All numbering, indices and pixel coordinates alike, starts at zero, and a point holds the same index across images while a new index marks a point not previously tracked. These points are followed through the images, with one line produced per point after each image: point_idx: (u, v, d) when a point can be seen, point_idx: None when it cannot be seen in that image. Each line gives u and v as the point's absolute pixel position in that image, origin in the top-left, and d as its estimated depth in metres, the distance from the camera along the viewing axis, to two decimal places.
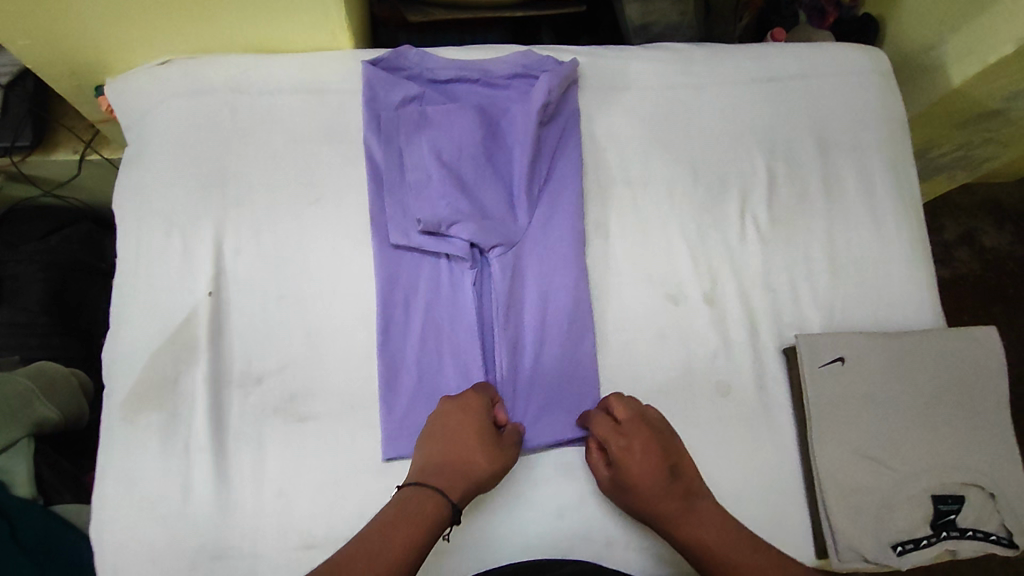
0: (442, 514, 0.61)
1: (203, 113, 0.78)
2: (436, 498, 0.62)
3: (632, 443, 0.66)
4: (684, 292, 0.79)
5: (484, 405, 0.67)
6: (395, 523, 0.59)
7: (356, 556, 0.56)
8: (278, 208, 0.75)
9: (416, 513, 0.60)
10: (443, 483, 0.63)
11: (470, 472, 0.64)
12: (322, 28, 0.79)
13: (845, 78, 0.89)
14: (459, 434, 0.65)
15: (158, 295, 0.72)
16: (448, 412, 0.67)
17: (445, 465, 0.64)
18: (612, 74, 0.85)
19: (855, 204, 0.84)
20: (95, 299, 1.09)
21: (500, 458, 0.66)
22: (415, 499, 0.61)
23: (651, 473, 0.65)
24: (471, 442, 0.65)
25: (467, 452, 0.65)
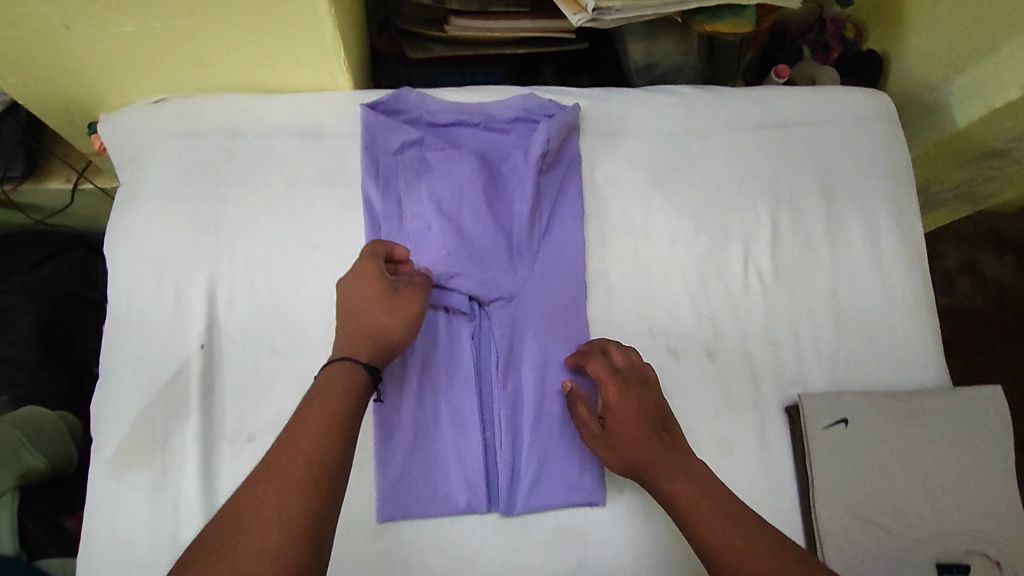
0: (357, 377, 0.57)
1: (197, 157, 0.76)
2: (351, 368, 0.57)
3: (629, 390, 0.66)
4: (685, 345, 0.78)
5: (383, 279, 0.64)
6: (307, 422, 0.51)
7: (269, 472, 0.48)
8: (273, 257, 0.73)
9: (327, 392, 0.55)
10: (349, 346, 0.60)
11: (379, 334, 0.61)
12: (320, 70, 0.77)
13: (850, 124, 0.87)
14: (358, 297, 0.62)
15: (149, 347, 0.70)
16: (346, 292, 0.64)
17: (349, 329, 0.61)
18: (615, 118, 0.83)
19: (859, 255, 0.84)
20: (86, 331, 1.07)
21: (401, 303, 0.63)
22: (324, 387, 0.55)
23: (639, 417, 0.64)
24: (369, 299, 0.62)
25: (371, 310, 0.62)
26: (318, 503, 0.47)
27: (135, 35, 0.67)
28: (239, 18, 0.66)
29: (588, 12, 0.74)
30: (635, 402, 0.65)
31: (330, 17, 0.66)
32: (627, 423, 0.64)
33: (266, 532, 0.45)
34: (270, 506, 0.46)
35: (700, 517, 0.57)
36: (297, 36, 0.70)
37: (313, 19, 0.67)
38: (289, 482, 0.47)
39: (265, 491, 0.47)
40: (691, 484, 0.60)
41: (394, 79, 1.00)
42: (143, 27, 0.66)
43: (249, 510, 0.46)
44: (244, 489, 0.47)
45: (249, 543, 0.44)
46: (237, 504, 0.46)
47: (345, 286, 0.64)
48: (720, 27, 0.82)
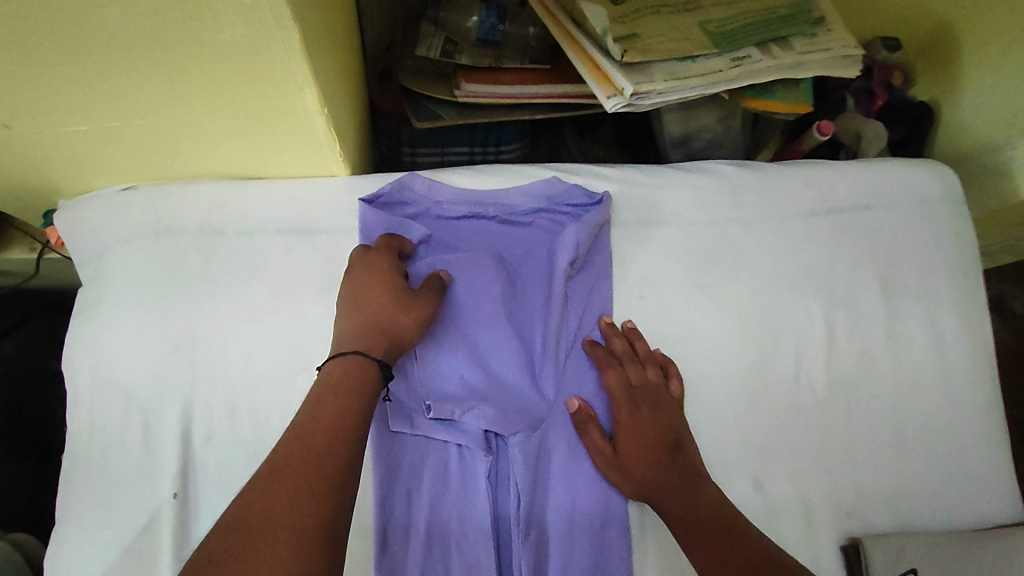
0: (370, 374, 0.54)
1: (169, 261, 0.65)
2: (366, 366, 0.54)
3: (638, 408, 0.65)
4: (727, 472, 0.68)
5: (399, 275, 0.61)
6: (318, 427, 0.49)
7: (276, 478, 0.46)
8: (258, 382, 0.63)
9: (333, 389, 0.52)
10: (359, 341, 0.56)
11: (395, 330, 0.57)
12: (313, 160, 0.66)
13: (913, 208, 0.77)
14: (370, 293, 0.59)
15: (114, 494, 0.60)
16: (355, 284, 0.60)
17: (364, 324, 0.57)
18: (649, 204, 0.73)
19: (923, 362, 0.74)
20: (45, 409, 0.91)
21: (418, 301, 0.60)
22: (336, 382, 0.52)
23: (647, 439, 0.63)
24: (382, 292, 0.59)
25: (385, 303, 0.58)
26: (330, 513, 0.45)
27: (91, 133, 0.57)
28: (214, 115, 0.55)
29: (625, 96, 0.65)
30: (645, 417, 0.64)
31: (323, 113, 0.56)
32: (638, 442, 0.63)
33: (276, 543, 0.42)
34: (280, 515, 0.44)
35: (696, 547, 0.58)
36: (285, 130, 0.59)
37: (304, 115, 0.56)
38: (300, 497, 0.45)
39: (273, 497, 0.44)
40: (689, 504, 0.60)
41: (397, 140, 0.91)
42: (100, 126, 0.56)
43: (258, 520, 0.43)
44: (253, 497, 0.45)
45: (260, 551, 0.42)
46: (242, 517, 0.44)
47: (355, 272, 0.61)
48: (770, 104, 0.74)
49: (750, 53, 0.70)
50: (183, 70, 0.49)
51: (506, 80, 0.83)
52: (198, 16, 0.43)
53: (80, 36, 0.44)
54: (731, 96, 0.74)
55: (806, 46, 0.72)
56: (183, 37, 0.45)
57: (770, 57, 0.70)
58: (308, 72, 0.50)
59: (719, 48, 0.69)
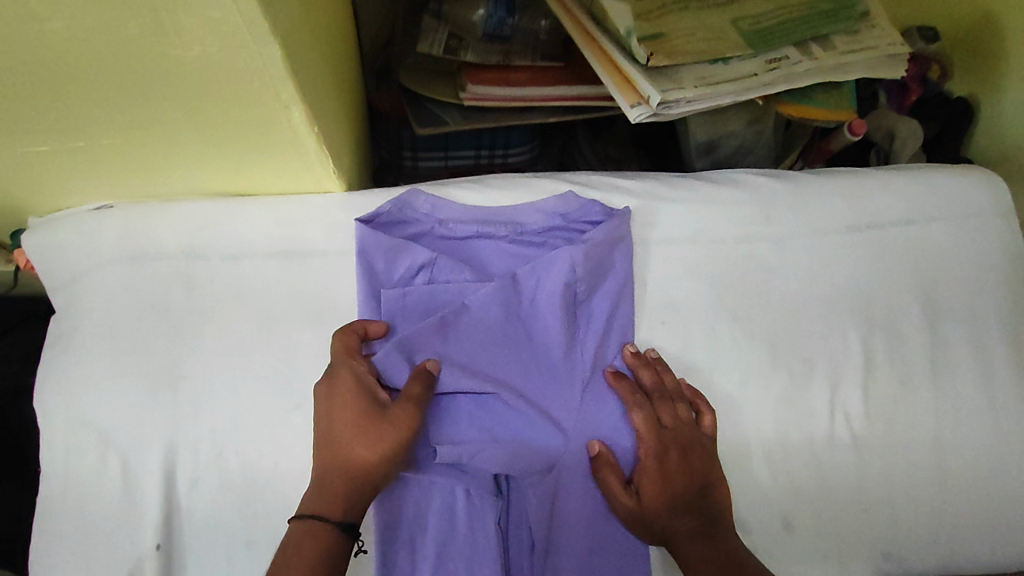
0: (329, 539, 0.51)
1: (149, 288, 0.60)
2: (326, 530, 0.51)
3: (666, 448, 0.59)
4: (757, 514, 0.63)
5: (365, 399, 0.54)
6: (302, 555, 0.50)
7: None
8: (246, 422, 0.58)
9: (299, 554, 0.50)
10: (324, 499, 0.52)
11: (363, 475, 0.53)
12: (304, 177, 0.60)
13: (959, 222, 0.70)
14: (337, 430, 0.53)
15: (93, 544, 0.55)
16: (324, 412, 0.54)
17: (329, 472, 0.53)
18: (672, 220, 0.66)
19: (969, 392, 0.67)
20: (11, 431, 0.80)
21: (388, 433, 0.53)
22: (309, 531, 0.51)
23: (669, 480, 0.58)
24: (346, 427, 0.53)
25: (352, 444, 0.53)
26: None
27: (55, 153, 0.51)
28: (189, 133, 0.49)
29: (651, 105, 0.59)
30: (669, 460, 0.59)
31: (311, 130, 0.49)
32: (659, 488, 0.58)
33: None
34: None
35: None
36: (269, 148, 0.53)
37: (291, 133, 0.50)
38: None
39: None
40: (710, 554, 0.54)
41: (398, 144, 0.85)
42: (64, 146, 0.50)
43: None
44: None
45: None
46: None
47: (323, 399, 0.54)
48: (806, 112, 0.68)
49: (787, 54, 0.64)
50: (150, 87, 0.42)
51: (513, 79, 0.76)
52: (159, 32, 0.37)
53: (26, 52, 0.38)
54: (765, 101, 0.68)
55: (847, 45, 0.66)
56: (145, 53, 0.39)
57: (809, 58, 0.64)
58: (293, 90, 0.44)
59: (754, 49, 0.63)
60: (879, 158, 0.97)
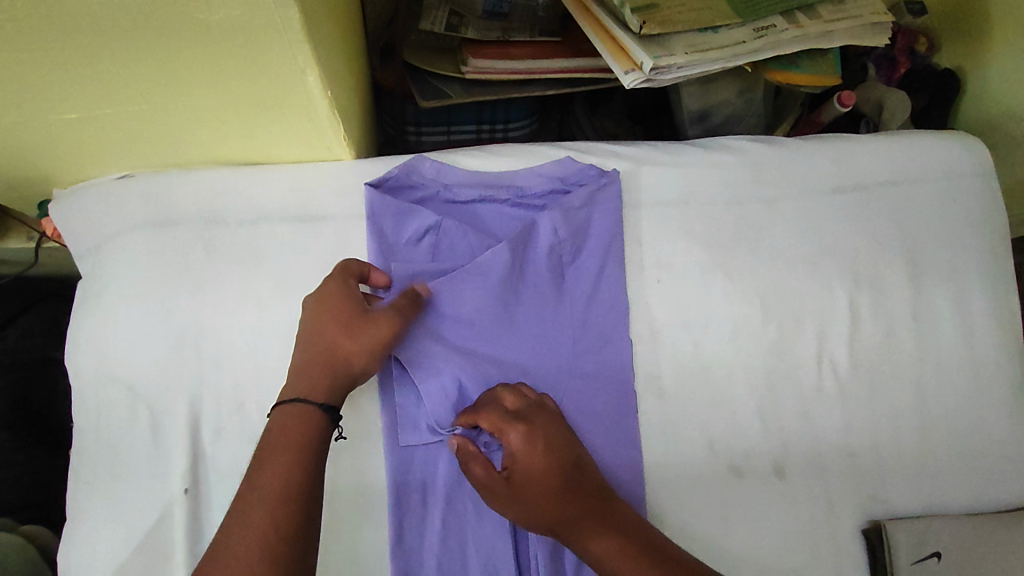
0: (308, 420, 0.52)
1: (170, 251, 0.63)
2: (302, 410, 0.53)
3: (533, 431, 0.55)
4: (749, 460, 0.66)
5: (352, 297, 0.57)
6: (288, 441, 0.51)
7: (246, 495, 0.48)
8: (265, 375, 0.61)
9: (284, 438, 0.51)
10: (306, 386, 0.54)
11: (339, 362, 0.55)
12: (314, 144, 0.63)
13: (940, 183, 0.73)
14: (321, 323, 0.56)
15: (121, 491, 0.58)
16: (308, 314, 0.57)
17: (307, 361, 0.55)
18: (666, 183, 0.70)
19: (948, 345, 0.71)
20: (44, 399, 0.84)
21: (371, 327, 0.56)
22: (295, 413, 0.52)
23: (552, 470, 0.54)
24: (330, 322, 0.56)
25: (331, 335, 0.55)
26: (297, 527, 0.47)
27: (83, 121, 0.54)
28: (208, 98, 0.52)
29: (645, 71, 0.62)
30: (556, 451, 0.55)
31: (323, 96, 0.53)
32: (524, 490, 0.54)
33: (244, 554, 0.44)
34: (249, 529, 0.46)
35: None
36: (283, 114, 0.56)
37: (306, 99, 0.54)
38: (267, 508, 0.47)
39: (243, 512, 0.47)
40: (615, 556, 0.53)
41: (403, 119, 0.88)
42: (92, 113, 0.53)
43: (227, 540, 0.45)
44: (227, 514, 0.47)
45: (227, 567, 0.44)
46: (219, 534, 0.46)
47: (309, 304, 0.57)
48: (795, 79, 0.71)
49: (776, 22, 0.67)
50: (178, 54, 0.46)
51: (513, 53, 0.80)
52: None
53: (66, 20, 0.41)
54: (755, 68, 0.71)
55: (832, 14, 0.69)
56: (174, 19, 0.42)
57: (796, 26, 0.67)
58: (309, 54, 0.47)
59: (743, 18, 0.66)
60: (868, 129, 1.00)
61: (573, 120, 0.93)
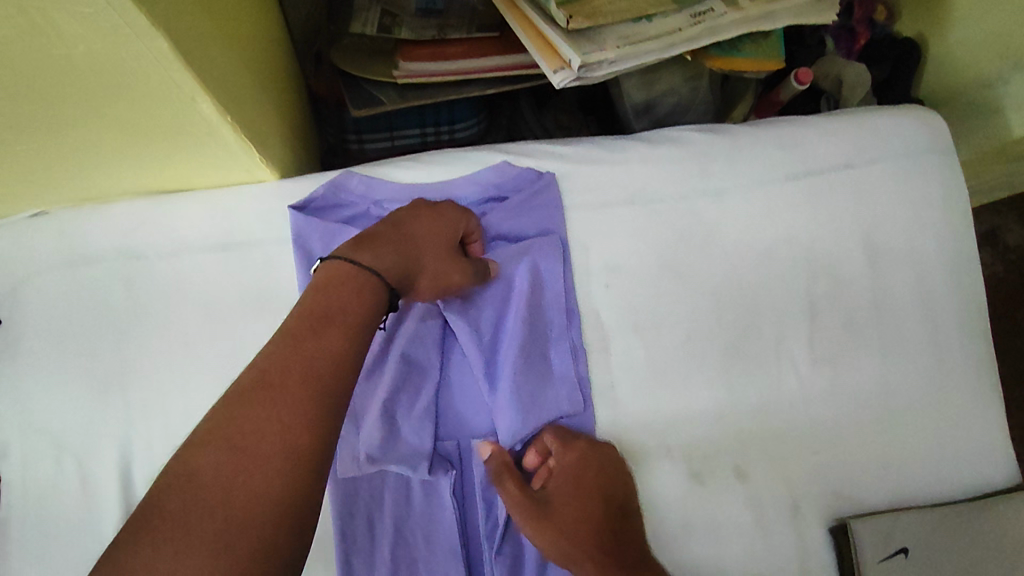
0: (367, 292, 0.50)
1: (90, 291, 0.60)
2: (358, 278, 0.51)
3: (587, 461, 0.59)
4: (709, 466, 0.64)
5: (404, 215, 0.57)
6: (288, 392, 0.43)
7: (230, 442, 0.40)
8: (197, 414, 0.59)
9: (322, 331, 0.47)
10: (379, 264, 0.52)
11: (413, 267, 0.55)
12: (232, 167, 0.59)
13: (897, 163, 0.70)
14: (407, 227, 0.56)
15: (52, 546, 0.56)
16: (416, 220, 0.57)
17: (389, 247, 0.54)
18: (608, 182, 0.67)
19: (912, 331, 0.68)
20: None
21: (452, 269, 0.57)
22: (296, 358, 0.44)
23: (583, 515, 0.58)
24: (433, 234, 0.57)
25: (420, 245, 0.56)
26: (298, 496, 0.40)
27: None
28: (98, 131, 0.48)
29: (573, 69, 0.59)
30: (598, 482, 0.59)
31: (223, 120, 0.49)
32: (559, 516, 0.58)
33: (215, 525, 0.37)
34: (224, 493, 0.38)
35: None
36: (187, 140, 0.52)
37: (206, 125, 0.50)
38: (256, 473, 0.39)
39: (220, 462, 0.39)
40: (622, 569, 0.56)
41: (342, 127, 0.85)
42: None
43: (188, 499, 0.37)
44: (182, 459, 0.39)
45: (184, 535, 0.36)
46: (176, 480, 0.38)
47: (440, 226, 0.58)
48: (738, 63, 0.68)
49: (714, 6, 0.63)
50: (50, 93, 0.42)
51: (448, 53, 0.76)
52: (38, 33, 0.36)
53: None
54: (695, 56, 0.68)
55: None
56: (33, 60, 0.38)
57: (735, 9, 0.63)
58: (193, 81, 0.44)
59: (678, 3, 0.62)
60: (830, 104, 0.96)
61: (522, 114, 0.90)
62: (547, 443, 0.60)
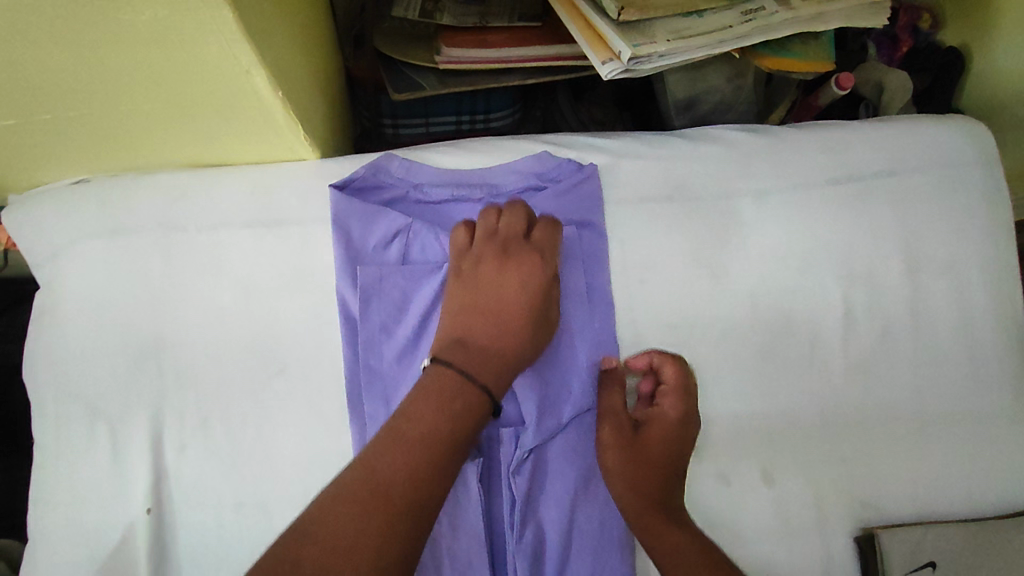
0: (474, 404, 0.53)
1: (129, 261, 0.60)
2: (473, 394, 0.53)
3: (676, 412, 0.60)
4: (736, 468, 0.63)
5: (486, 282, 0.60)
6: (415, 440, 0.49)
7: (361, 482, 0.46)
8: (230, 387, 0.59)
9: (447, 393, 0.52)
10: (482, 371, 0.55)
11: (512, 354, 0.57)
12: (276, 144, 0.60)
13: (940, 173, 0.69)
14: (496, 304, 0.59)
15: (84, 509, 0.57)
16: (495, 289, 0.60)
17: (484, 347, 0.57)
18: (648, 177, 0.66)
19: (948, 343, 0.67)
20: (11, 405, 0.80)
21: (542, 335, 0.59)
22: (425, 409, 0.51)
23: (660, 446, 0.60)
24: (521, 300, 0.59)
25: (509, 317, 0.58)
26: (410, 538, 0.45)
27: (22, 127, 0.50)
28: (151, 99, 0.49)
29: (622, 61, 0.58)
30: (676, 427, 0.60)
31: (274, 95, 0.49)
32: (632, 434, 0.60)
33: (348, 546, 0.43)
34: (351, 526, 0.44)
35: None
36: (235, 113, 0.52)
37: (257, 100, 0.50)
38: (383, 507, 0.45)
39: (356, 491, 0.46)
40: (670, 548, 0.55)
41: (378, 111, 0.85)
42: (30, 119, 0.50)
43: (328, 517, 0.44)
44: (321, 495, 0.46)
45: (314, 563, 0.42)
46: (316, 519, 0.44)
47: (515, 274, 0.60)
48: (784, 63, 0.67)
49: (765, 5, 0.63)
50: (111, 58, 0.43)
51: (489, 41, 0.75)
52: None
53: None
54: (743, 54, 0.67)
55: None
56: (99, 23, 0.39)
57: (787, 8, 0.63)
58: (251, 53, 0.44)
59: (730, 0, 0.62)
60: (868, 112, 0.95)
61: (557, 107, 0.90)
62: (668, 372, 0.61)
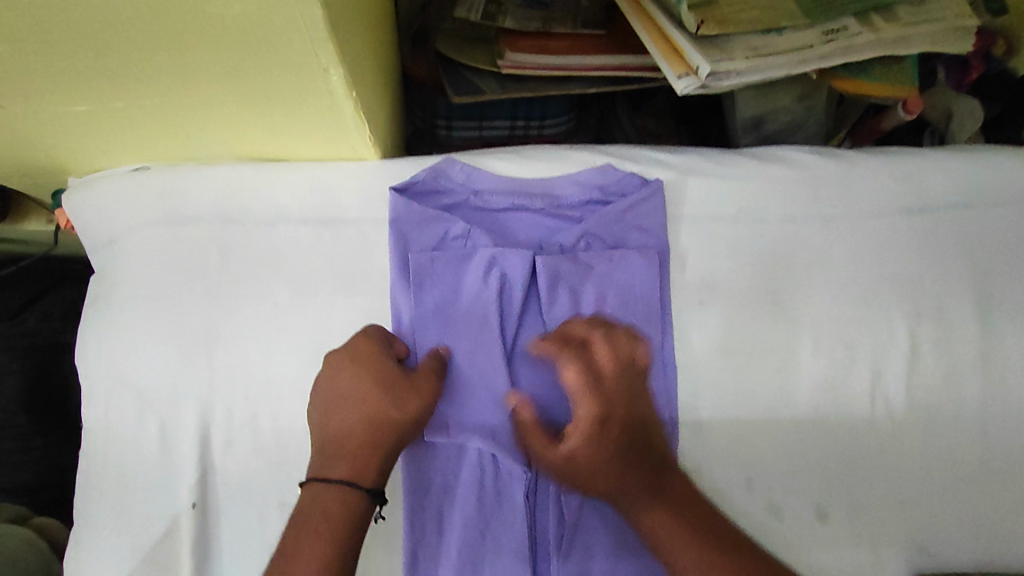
0: (350, 501, 0.51)
1: (185, 254, 0.59)
2: (342, 492, 0.51)
3: (607, 406, 0.54)
4: (790, 501, 0.61)
5: (342, 376, 0.54)
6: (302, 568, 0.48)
7: None
8: (278, 385, 0.58)
9: (313, 503, 0.51)
10: (352, 472, 0.52)
11: (387, 424, 0.53)
12: (341, 143, 0.59)
13: (1018, 208, 0.67)
14: (353, 399, 0.53)
15: (129, 500, 0.56)
16: (331, 379, 0.54)
17: (355, 438, 0.53)
18: (713, 196, 0.64)
19: (1018, 384, 0.64)
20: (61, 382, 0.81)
21: (415, 389, 0.54)
22: (308, 535, 0.49)
23: (610, 451, 0.54)
24: (379, 384, 0.53)
25: (363, 398, 0.53)
26: None
27: (94, 114, 0.50)
28: (223, 93, 0.48)
29: (699, 76, 0.57)
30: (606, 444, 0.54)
31: (346, 94, 0.48)
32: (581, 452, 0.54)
33: None
34: None
35: None
36: (304, 110, 0.52)
37: (330, 98, 0.49)
38: None
39: None
40: (668, 534, 0.53)
41: (433, 112, 0.84)
42: (102, 106, 0.49)
43: None
44: None
45: None
46: None
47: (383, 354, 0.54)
48: (861, 86, 0.65)
49: (847, 25, 0.61)
50: (194, 50, 0.42)
51: (552, 47, 0.74)
52: None
53: (65, 10, 0.37)
54: (820, 74, 0.65)
55: (911, 15, 0.62)
56: (189, 14, 0.38)
57: (871, 30, 0.61)
58: (331, 53, 0.43)
59: (811, 19, 0.60)
60: (934, 138, 0.91)
61: (613, 117, 0.89)
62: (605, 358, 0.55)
